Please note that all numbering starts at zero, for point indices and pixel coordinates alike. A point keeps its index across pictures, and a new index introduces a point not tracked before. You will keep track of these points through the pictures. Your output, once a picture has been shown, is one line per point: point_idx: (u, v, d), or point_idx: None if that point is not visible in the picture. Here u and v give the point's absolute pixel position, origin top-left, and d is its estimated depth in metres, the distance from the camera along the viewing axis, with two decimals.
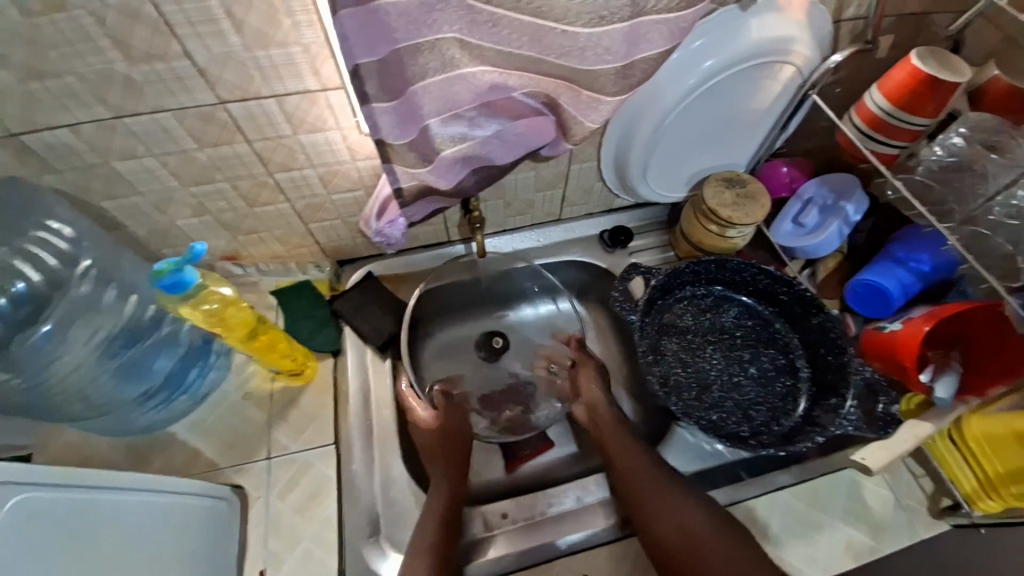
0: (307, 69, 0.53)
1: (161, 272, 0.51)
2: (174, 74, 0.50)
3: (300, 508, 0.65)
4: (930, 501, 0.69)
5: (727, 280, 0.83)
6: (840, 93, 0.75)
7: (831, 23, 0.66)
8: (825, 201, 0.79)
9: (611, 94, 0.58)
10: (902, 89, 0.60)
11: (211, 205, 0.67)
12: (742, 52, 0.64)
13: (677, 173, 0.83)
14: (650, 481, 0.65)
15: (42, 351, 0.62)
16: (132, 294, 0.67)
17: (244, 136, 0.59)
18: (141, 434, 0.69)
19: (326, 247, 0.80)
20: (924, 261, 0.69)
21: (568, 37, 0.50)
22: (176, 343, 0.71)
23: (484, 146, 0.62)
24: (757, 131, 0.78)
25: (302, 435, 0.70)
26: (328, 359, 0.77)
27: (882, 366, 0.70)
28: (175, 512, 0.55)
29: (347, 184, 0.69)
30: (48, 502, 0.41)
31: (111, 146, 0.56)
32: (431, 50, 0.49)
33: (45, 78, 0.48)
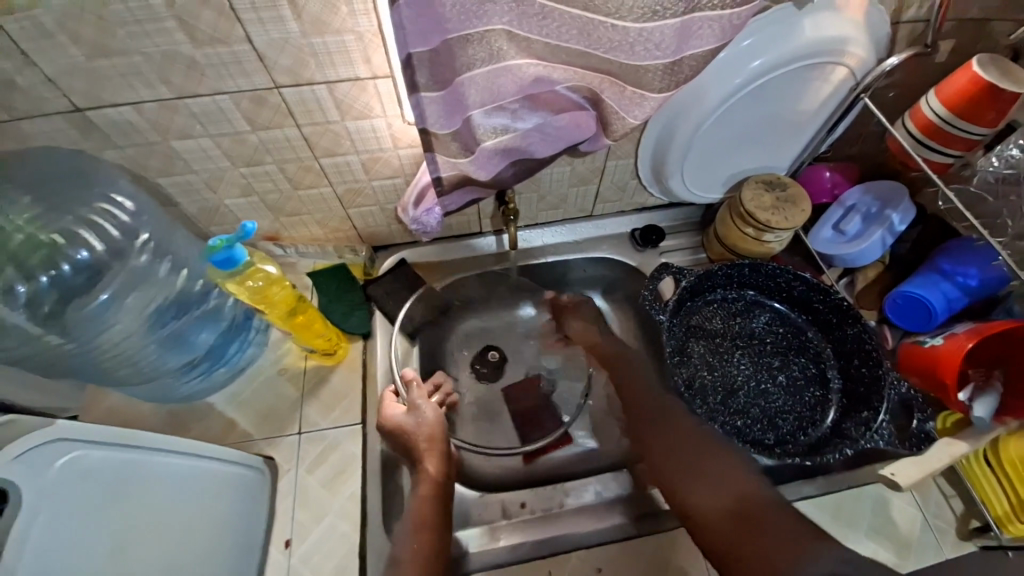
0: (359, 57, 0.54)
1: (215, 247, 0.53)
2: (234, 58, 0.52)
3: (327, 483, 0.68)
4: (959, 522, 0.68)
5: (760, 285, 0.81)
6: (892, 97, 0.72)
7: (890, 24, 0.63)
8: (869, 209, 0.77)
9: (656, 90, 0.57)
10: (963, 95, 0.58)
11: (259, 186, 0.69)
12: (793, 52, 0.63)
13: (715, 174, 0.82)
14: (680, 458, 0.59)
15: (97, 319, 0.64)
16: (184, 268, 0.70)
17: (294, 121, 0.60)
18: (182, 402, 0.73)
19: (363, 232, 0.82)
20: (972, 276, 0.67)
21: (618, 31, 0.50)
22: (219, 317, 0.73)
23: (524, 139, 0.63)
24: (802, 134, 0.76)
25: (332, 413, 0.73)
26: (359, 341, 0.80)
27: (920, 382, 0.68)
28: (216, 477, 0.57)
29: (387, 171, 0.71)
30: (104, 460, 0.44)
31: (169, 125, 0.58)
32: (480, 41, 0.50)
33: (114, 57, 0.50)
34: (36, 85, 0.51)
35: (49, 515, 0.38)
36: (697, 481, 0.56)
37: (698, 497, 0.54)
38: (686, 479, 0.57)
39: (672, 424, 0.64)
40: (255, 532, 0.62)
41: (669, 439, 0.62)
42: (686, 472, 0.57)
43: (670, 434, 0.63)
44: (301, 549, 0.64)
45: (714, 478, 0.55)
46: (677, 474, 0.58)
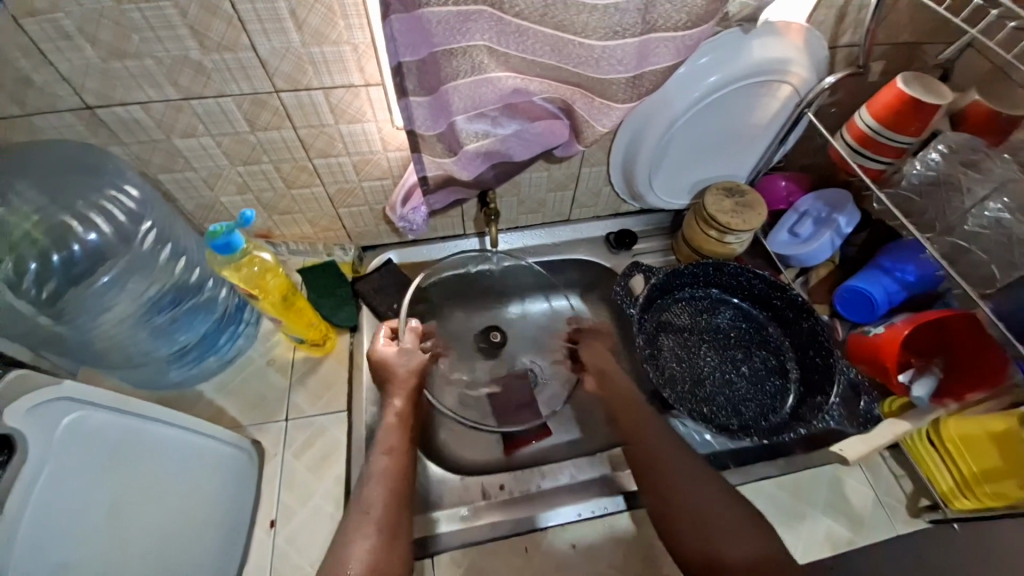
0: (354, 66, 0.60)
1: (216, 232, 0.58)
2: (239, 64, 0.57)
3: (312, 467, 0.70)
4: (909, 500, 0.73)
5: (724, 284, 0.88)
6: (836, 113, 0.81)
7: (828, 49, 0.72)
8: (819, 213, 0.84)
9: (622, 101, 0.64)
10: (889, 109, 0.66)
11: (255, 184, 0.74)
12: (744, 70, 0.70)
13: (681, 181, 0.89)
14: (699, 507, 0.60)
15: (101, 296, 0.68)
16: (182, 257, 0.74)
17: (291, 123, 0.66)
18: (171, 389, 0.75)
19: (352, 232, 0.87)
20: (910, 271, 0.73)
21: (584, 48, 0.56)
22: (212, 308, 0.77)
23: (503, 143, 0.69)
24: (757, 145, 0.84)
25: (319, 400, 0.76)
26: (346, 333, 0.83)
27: (867, 369, 0.75)
28: (207, 452, 0.60)
29: (377, 173, 0.76)
30: (105, 422, 0.47)
31: (174, 124, 0.63)
32: (463, 55, 0.56)
33: (127, 59, 0.55)
34: (51, 83, 0.55)
35: (53, 467, 0.42)
36: (724, 539, 0.57)
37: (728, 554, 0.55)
38: (712, 534, 0.57)
39: (684, 473, 0.63)
40: (241, 510, 0.64)
41: (685, 490, 0.61)
42: (709, 529, 0.58)
43: (684, 487, 0.62)
44: (286, 529, 0.66)
45: (742, 536, 0.56)
46: (697, 515, 0.59)
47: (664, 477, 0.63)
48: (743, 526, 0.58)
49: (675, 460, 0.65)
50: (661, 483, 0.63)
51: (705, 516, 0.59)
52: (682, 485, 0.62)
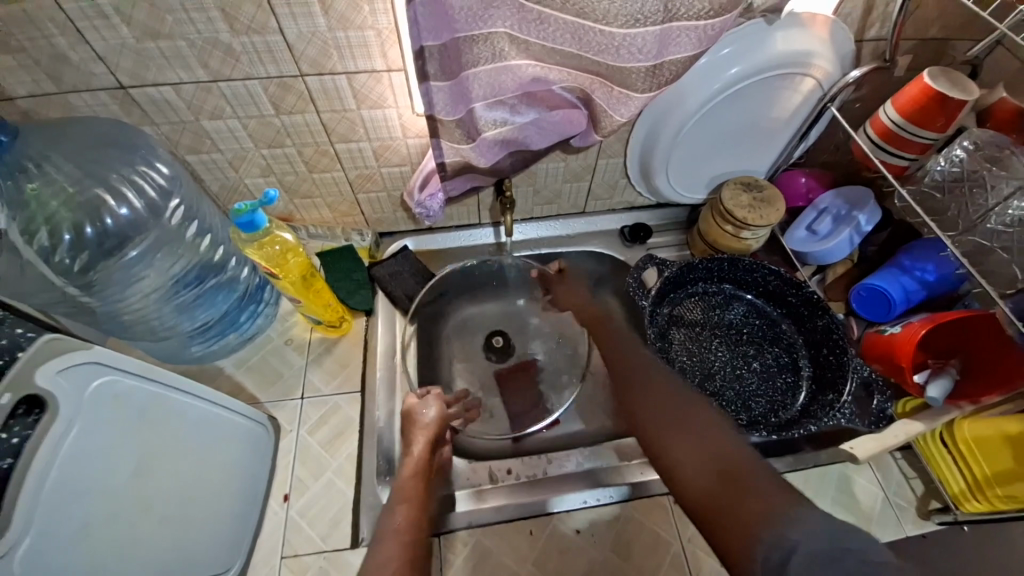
0: (377, 51, 0.61)
1: (240, 210, 0.59)
2: (266, 46, 0.59)
3: (326, 444, 0.72)
4: (920, 502, 0.72)
5: (738, 279, 0.87)
6: (859, 109, 0.80)
7: (853, 42, 0.71)
8: (839, 211, 0.83)
9: (641, 90, 0.64)
10: (915, 104, 0.65)
11: (278, 167, 0.75)
12: (765, 61, 0.70)
13: (698, 175, 0.88)
14: (661, 413, 0.54)
15: (131, 269, 0.71)
16: (207, 234, 0.76)
17: (314, 107, 0.67)
18: (193, 362, 0.78)
19: (370, 217, 0.89)
20: (929, 271, 0.73)
21: (605, 36, 0.56)
22: (234, 286, 0.80)
23: (521, 131, 0.69)
24: (777, 139, 0.83)
25: (334, 380, 0.78)
26: (361, 317, 0.85)
27: (881, 368, 0.74)
28: (226, 424, 0.62)
29: (396, 159, 0.77)
30: (131, 387, 0.49)
31: (203, 106, 0.65)
32: (485, 41, 0.57)
33: (160, 40, 0.57)
34: (88, 62, 0.57)
35: (82, 426, 0.44)
36: (682, 444, 0.50)
37: (684, 459, 0.48)
38: (674, 438, 0.50)
39: (655, 387, 0.58)
40: (257, 481, 0.66)
41: (654, 402, 0.55)
42: (671, 435, 0.51)
43: (652, 398, 0.56)
44: (299, 502, 0.68)
45: (702, 440, 0.49)
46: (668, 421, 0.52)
47: (634, 393, 0.58)
48: (709, 430, 0.50)
49: (647, 380, 0.59)
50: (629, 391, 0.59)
51: (672, 421, 0.52)
52: (655, 396, 0.56)
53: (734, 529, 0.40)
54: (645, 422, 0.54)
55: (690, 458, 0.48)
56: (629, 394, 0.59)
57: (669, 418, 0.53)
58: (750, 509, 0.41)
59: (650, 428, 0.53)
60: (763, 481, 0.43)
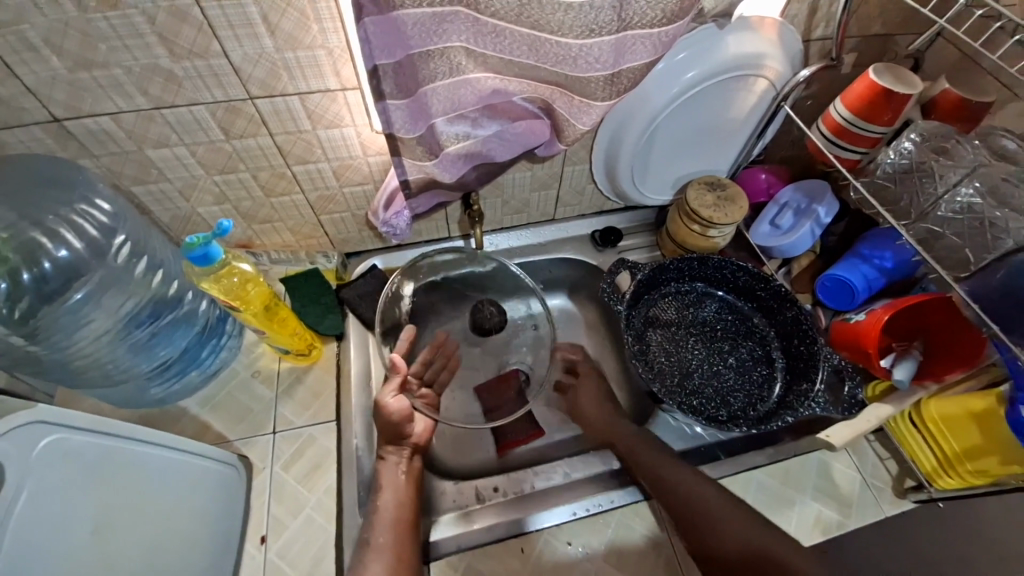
0: (330, 70, 0.59)
1: (193, 244, 0.56)
2: (211, 71, 0.56)
3: (303, 478, 0.69)
4: (896, 481, 0.74)
5: (708, 277, 0.89)
6: (810, 105, 0.82)
7: (800, 42, 0.73)
8: (800, 205, 0.85)
9: (601, 99, 0.64)
10: (863, 100, 0.67)
11: (233, 194, 0.72)
12: (719, 65, 0.71)
13: (663, 177, 0.90)
14: (695, 504, 0.65)
15: (75, 314, 0.66)
16: (159, 270, 0.72)
17: (267, 130, 0.64)
18: (154, 406, 0.73)
19: (335, 239, 0.86)
20: (887, 258, 0.75)
21: (562, 47, 0.56)
22: (193, 320, 0.76)
23: (484, 144, 0.68)
24: (736, 139, 0.85)
25: (308, 411, 0.75)
26: (332, 342, 0.82)
27: (849, 355, 0.75)
28: (191, 470, 0.59)
29: (358, 178, 0.75)
30: (83, 443, 0.46)
31: (146, 135, 0.61)
32: (441, 56, 0.56)
33: (94, 69, 0.53)
34: (15, 95, 0.53)
35: (33, 492, 0.40)
36: (719, 525, 0.62)
37: (722, 544, 0.61)
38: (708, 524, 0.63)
39: (684, 477, 0.67)
40: (231, 526, 0.63)
41: (684, 494, 0.66)
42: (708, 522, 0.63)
43: (686, 491, 0.66)
44: (278, 543, 0.65)
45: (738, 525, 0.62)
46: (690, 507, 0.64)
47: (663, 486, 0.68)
48: (738, 515, 0.63)
49: (676, 468, 0.69)
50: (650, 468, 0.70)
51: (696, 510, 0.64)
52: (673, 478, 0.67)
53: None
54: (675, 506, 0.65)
55: (728, 541, 0.61)
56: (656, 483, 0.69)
57: (701, 504, 0.64)
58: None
59: (683, 518, 0.64)
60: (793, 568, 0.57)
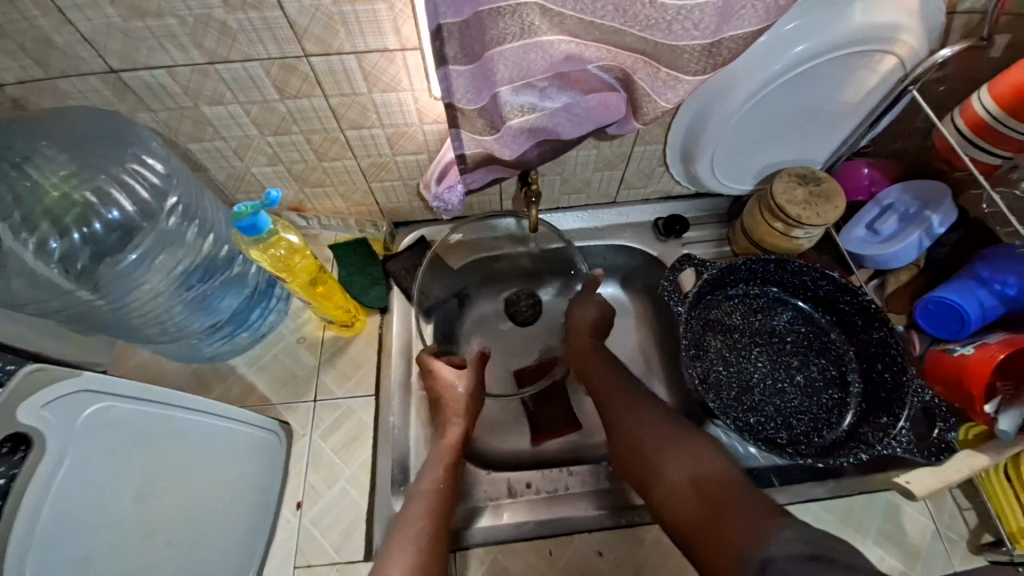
0: (389, 27, 0.53)
1: (241, 213, 0.55)
2: (266, 24, 0.52)
3: (340, 449, 0.70)
4: (971, 535, 0.66)
5: (785, 282, 0.79)
6: (943, 92, 0.68)
7: (948, 12, 0.59)
8: (907, 209, 0.74)
9: (692, 73, 0.55)
10: (1021, 92, 0.54)
11: (285, 156, 0.70)
12: (839, 39, 0.60)
13: (747, 165, 0.79)
14: (653, 439, 0.61)
15: (129, 275, 0.67)
16: (210, 233, 0.71)
17: (321, 91, 0.60)
18: (205, 362, 0.75)
19: (385, 207, 0.83)
20: (1011, 285, 0.64)
21: (655, 10, 0.48)
22: (243, 283, 0.76)
23: (551, 119, 0.61)
24: (842, 126, 0.73)
25: (347, 383, 0.74)
26: (376, 314, 0.80)
27: (944, 392, 0.66)
28: (236, 437, 0.60)
29: (411, 147, 0.70)
30: (129, 411, 0.46)
31: (201, 90, 0.59)
32: (513, 14, 0.49)
33: (148, 19, 0.50)
34: (74, 44, 0.52)
35: (75, 459, 0.41)
36: (667, 454, 0.59)
37: (674, 475, 0.57)
38: (660, 457, 0.59)
39: (641, 415, 0.65)
40: (270, 489, 0.65)
41: (639, 429, 0.63)
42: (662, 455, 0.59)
43: (644, 430, 0.63)
44: (313, 510, 0.66)
45: (692, 455, 0.58)
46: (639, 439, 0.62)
47: (625, 427, 0.65)
48: (696, 449, 0.58)
49: (639, 410, 0.66)
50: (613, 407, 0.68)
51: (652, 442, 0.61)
52: (630, 413, 0.66)
53: (727, 531, 0.47)
54: (628, 440, 0.63)
55: (679, 469, 0.57)
56: (622, 425, 0.65)
57: (656, 439, 0.61)
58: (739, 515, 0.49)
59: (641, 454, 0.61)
60: (744, 490, 0.52)
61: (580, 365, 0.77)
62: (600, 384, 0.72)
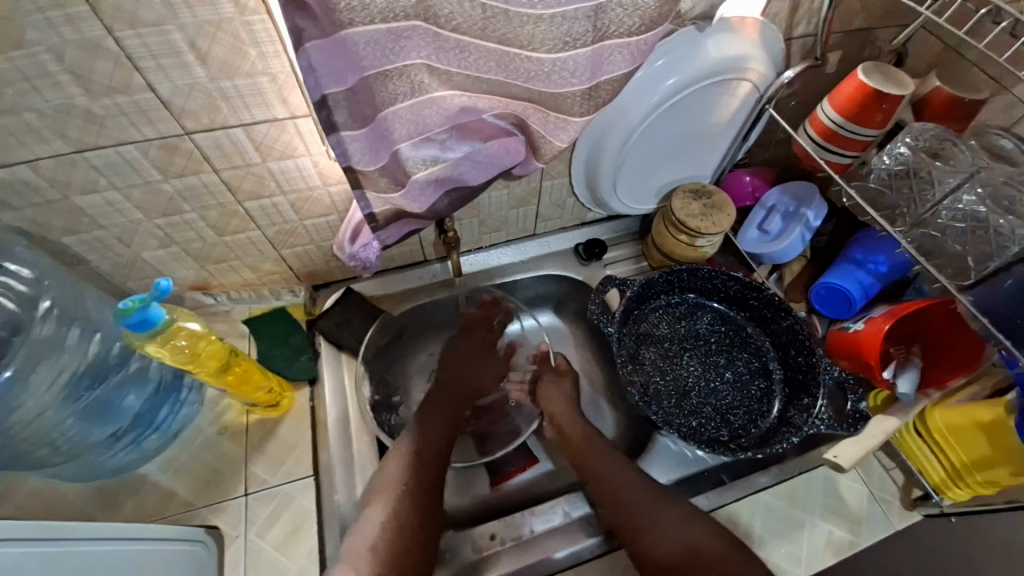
0: (275, 98, 0.53)
1: (127, 309, 0.51)
2: (138, 107, 0.49)
3: (280, 546, 0.63)
4: (903, 492, 0.72)
5: (699, 287, 0.85)
6: (795, 105, 0.79)
7: (783, 41, 0.69)
8: (788, 208, 0.82)
9: (579, 114, 0.59)
10: (852, 102, 0.64)
11: (179, 236, 0.65)
12: (701, 71, 0.67)
13: (647, 185, 0.85)
14: (645, 511, 0.65)
15: (3, 398, 0.58)
16: (96, 332, 0.65)
17: (211, 166, 0.58)
18: (111, 476, 0.66)
19: (301, 272, 0.79)
20: (881, 262, 0.73)
21: (533, 62, 0.51)
22: (144, 380, 0.68)
23: (456, 167, 0.63)
24: (720, 143, 0.81)
25: (281, 468, 0.69)
26: (304, 386, 0.76)
27: (849, 366, 0.73)
28: (154, 557, 0.53)
29: (319, 210, 0.69)
30: (20, 556, 0.40)
31: (69, 181, 0.54)
32: (400, 76, 0.50)
33: (1, 115, 0.46)
34: None
35: None
36: (664, 530, 0.64)
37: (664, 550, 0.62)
38: (652, 533, 0.63)
39: (653, 509, 0.65)
40: None
41: (639, 510, 0.65)
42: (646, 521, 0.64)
43: (605, 456, 0.72)
44: None
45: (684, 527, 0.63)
46: (637, 518, 0.65)
47: (617, 505, 0.66)
48: (682, 518, 0.64)
49: (594, 447, 0.73)
50: (592, 465, 0.71)
51: (653, 511, 0.65)
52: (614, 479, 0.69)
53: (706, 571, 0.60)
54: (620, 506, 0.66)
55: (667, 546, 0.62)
56: (582, 456, 0.73)
57: (647, 514, 0.65)
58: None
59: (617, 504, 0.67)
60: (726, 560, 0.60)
61: (576, 456, 0.74)
62: (577, 448, 0.74)
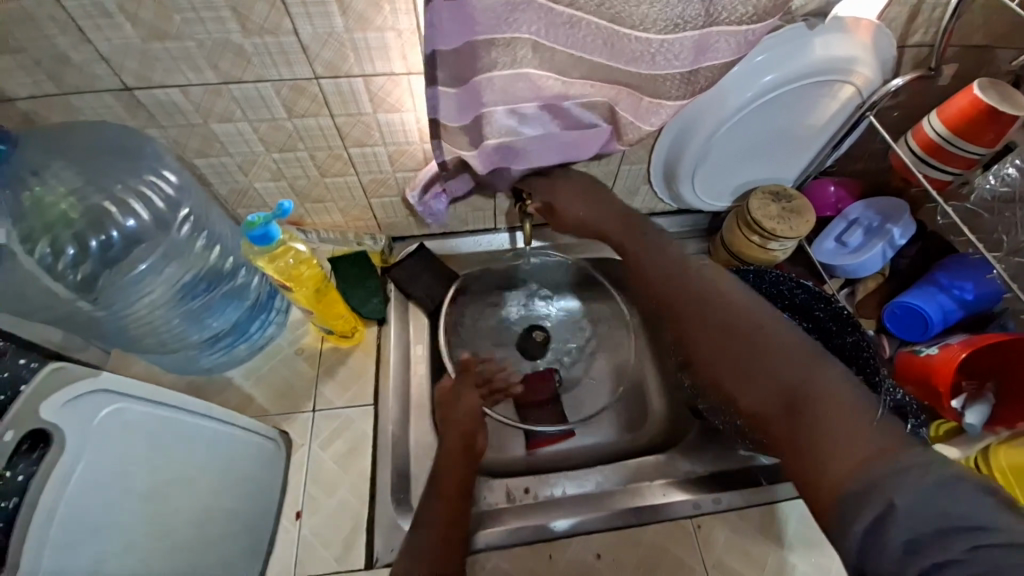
0: (396, 53, 0.58)
1: (254, 223, 0.58)
2: (280, 48, 0.56)
3: (339, 459, 0.70)
4: None
5: (764, 292, 0.83)
6: (897, 117, 0.76)
7: (895, 48, 0.67)
8: (871, 222, 0.80)
9: (674, 98, 0.61)
10: (962, 116, 0.61)
11: (289, 171, 0.72)
12: (804, 69, 0.67)
13: (725, 182, 0.85)
14: (735, 367, 0.49)
15: (131, 288, 0.69)
16: (216, 245, 0.74)
17: (329, 110, 0.64)
18: (202, 373, 0.76)
19: (383, 222, 0.86)
20: (968, 290, 0.70)
21: (641, 43, 0.53)
22: (245, 295, 0.78)
23: (535, 143, 0.65)
24: (809, 147, 0.80)
25: (346, 393, 0.76)
26: (373, 326, 0.83)
27: (915, 391, 0.71)
28: (238, 442, 0.61)
29: (411, 164, 0.74)
30: (141, 414, 0.47)
31: (211, 108, 0.62)
32: (506, 46, 0.53)
33: (167, 41, 0.53)
34: (89, 62, 0.54)
35: (92, 458, 0.42)
36: (751, 379, 0.48)
37: (750, 392, 0.47)
38: (739, 380, 0.49)
39: (763, 363, 0.47)
40: (269, 501, 0.65)
41: (720, 353, 0.52)
42: (742, 371, 0.48)
43: (701, 314, 0.56)
44: (312, 519, 0.66)
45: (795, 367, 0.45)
46: (719, 368, 0.51)
47: (698, 354, 0.54)
48: (791, 356, 0.47)
49: (682, 296, 0.59)
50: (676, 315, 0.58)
51: (750, 360, 0.49)
52: (705, 330, 0.54)
53: (812, 403, 0.42)
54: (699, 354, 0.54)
55: (754, 387, 0.47)
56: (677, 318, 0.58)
57: (740, 364, 0.49)
58: (823, 437, 0.39)
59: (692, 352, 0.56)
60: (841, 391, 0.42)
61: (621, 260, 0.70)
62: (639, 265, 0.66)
